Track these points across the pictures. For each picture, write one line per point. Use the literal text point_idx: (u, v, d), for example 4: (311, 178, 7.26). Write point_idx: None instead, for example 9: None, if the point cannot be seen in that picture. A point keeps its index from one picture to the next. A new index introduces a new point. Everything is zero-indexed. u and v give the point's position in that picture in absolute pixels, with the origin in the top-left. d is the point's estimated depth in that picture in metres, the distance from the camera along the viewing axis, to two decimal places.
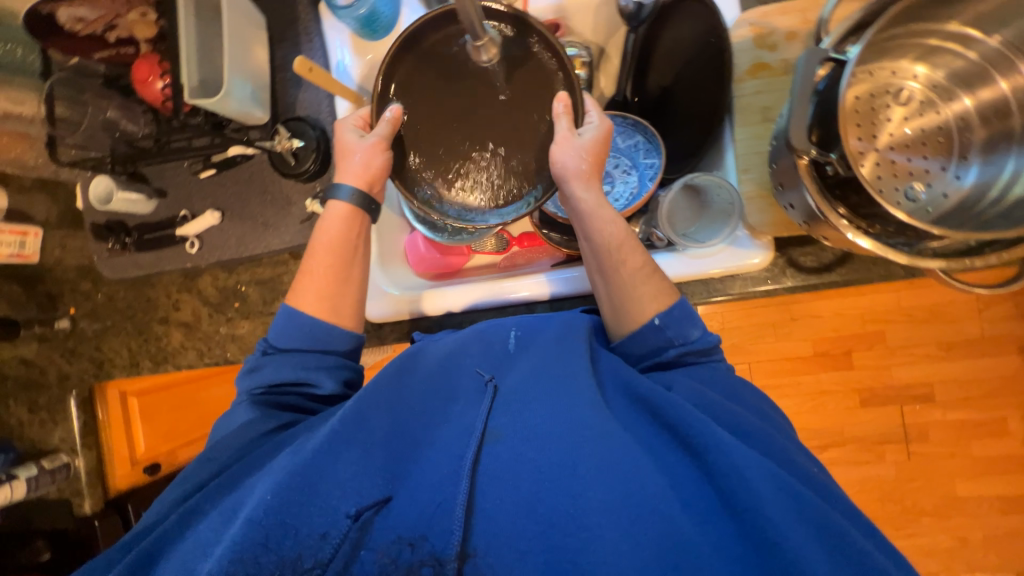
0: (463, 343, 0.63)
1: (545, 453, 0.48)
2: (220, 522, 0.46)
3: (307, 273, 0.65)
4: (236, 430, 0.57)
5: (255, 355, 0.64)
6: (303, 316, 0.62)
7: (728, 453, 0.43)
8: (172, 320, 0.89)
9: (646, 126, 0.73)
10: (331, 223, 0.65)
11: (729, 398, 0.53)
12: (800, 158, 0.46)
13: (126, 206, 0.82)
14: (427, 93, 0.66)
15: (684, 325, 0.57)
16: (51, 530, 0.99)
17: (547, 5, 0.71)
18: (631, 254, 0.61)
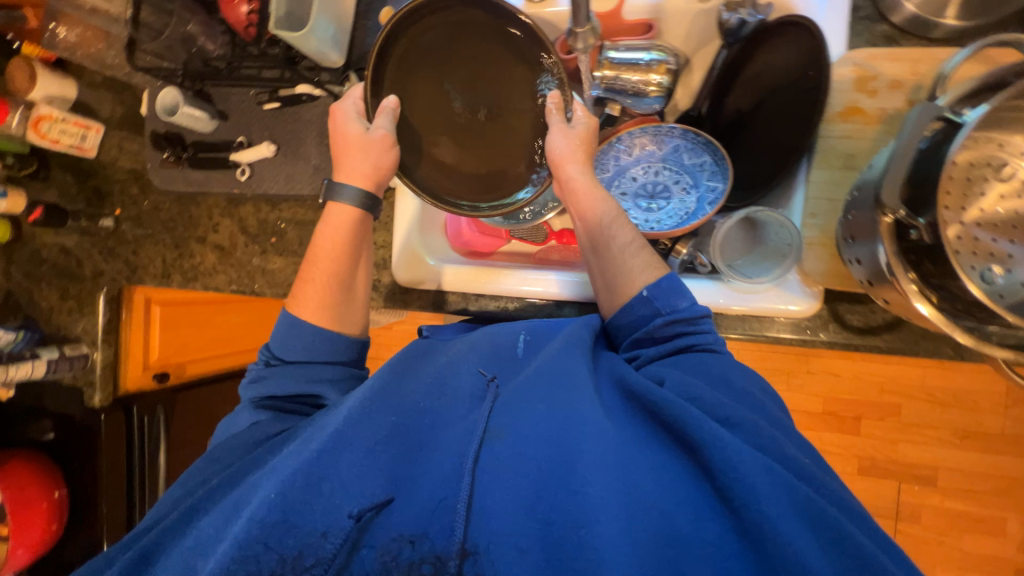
0: (472, 346, 0.65)
1: (539, 452, 0.48)
2: (222, 517, 0.49)
3: (312, 283, 0.68)
4: (241, 436, 0.62)
5: (260, 365, 0.69)
6: (306, 327, 0.66)
7: (720, 447, 0.43)
8: (209, 241, 0.91)
9: (717, 147, 0.69)
10: (337, 239, 0.68)
11: (725, 385, 0.53)
12: (884, 216, 0.44)
13: (188, 121, 0.84)
14: (420, 87, 0.68)
15: (673, 294, 0.60)
16: (59, 413, 1.04)
17: (643, 5, 0.68)
18: (619, 228, 0.65)
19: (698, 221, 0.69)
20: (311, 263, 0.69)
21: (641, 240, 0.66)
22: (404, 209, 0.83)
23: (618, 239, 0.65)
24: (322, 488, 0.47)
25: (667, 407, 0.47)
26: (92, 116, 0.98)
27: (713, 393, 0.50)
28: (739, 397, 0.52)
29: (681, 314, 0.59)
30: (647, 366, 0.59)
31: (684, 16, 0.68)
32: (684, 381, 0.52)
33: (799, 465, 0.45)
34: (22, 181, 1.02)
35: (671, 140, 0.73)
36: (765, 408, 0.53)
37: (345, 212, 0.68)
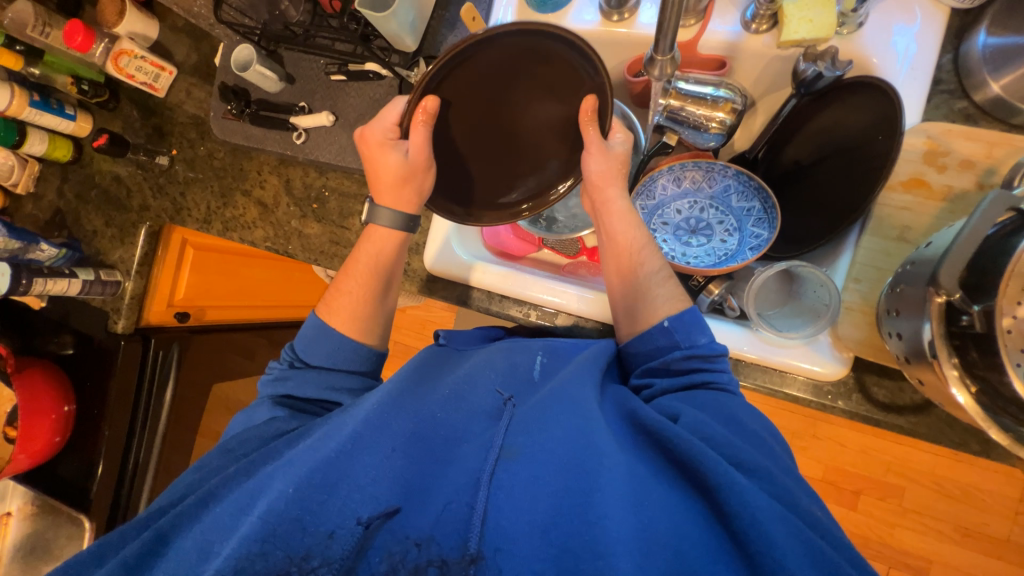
0: (489, 360, 0.66)
1: (552, 479, 0.48)
2: (236, 508, 0.50)
3: (345, 295, 0.72)
4: (258, 428, 0.64)
5: (283, 365, 0.72)
6: (334, 334, 0.70)
7: (736, 492, 0.44)
8: (254, 197, 0.93)
9: (768, 195, 0.69)
10: (375, 259, 0.72)
11: (739, 427, 0.53)
12: (936, 295, 0.43)
13: (257, 79, 0.87)
14: (466, 101, 0.65)
15: (693, 329, 0.60)
16: (81, 331, 1.08)
17: (720, 41, 0.68)
18: (647, 256, 0.66)
19: (737, 266, 0.68)
20: (346, 275, 0.73)
21: (666, 271, 0.66)
22: None
23: (645, 266, 0.66)
24: (339, 487, 0.49)
25: (682, 449, 0.48)
26: (168, 58, 1.02)
27: (727, 434, 0.50)
28: (752, 437, 0.52)
29: (700, 348, 0.59)
30: (658, 398, 0.59)
31: (761, 58, 0.68)
32: (698, 418, 0.52)
33: (809, 514, 0.45)
34: (93, 108, 1.07)
35: (722, 179, 0.73)
36: (777, 453, 0.53)
37: (384, 234, 0.72)
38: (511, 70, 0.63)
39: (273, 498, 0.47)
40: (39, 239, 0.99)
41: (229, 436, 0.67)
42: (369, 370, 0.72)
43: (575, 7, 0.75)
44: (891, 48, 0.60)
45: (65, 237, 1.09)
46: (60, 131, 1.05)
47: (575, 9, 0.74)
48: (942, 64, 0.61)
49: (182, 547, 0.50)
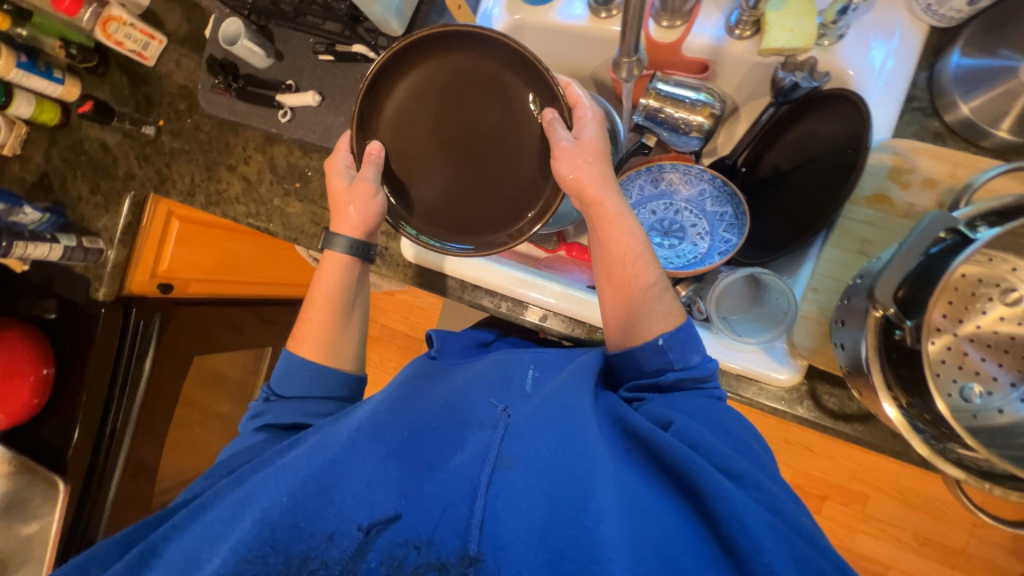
0: (483, 377, 0.70)
1: (549, 486, 0.50)
2: (230, 514, 0.53)
3: (306, 330, 0.75)
4: (251, 446, 0.69)
5: (260, 400, 0.76)
6: (302, 362, 0.73)
7: (723, 494, 0.47)
8: (238, 172, 0.94)
9: (740, 200, 0.70)
10: (331, 289, 0.75)
11: (729, 438, 0.56)
12: (874, 309, 0.44)
13: (246, 54, 0.86)
14: (418, 116, 0.71)
15: (688, 348, 0.61)
16: (64, 297, 1.09)
17: (703, 45, 0.68)
18: (645, 266, 0.65)
19: (702, 269, 0.70)
20: (309, 308, 0.76)
21: (662, 281, 0.66)
22: None
23: (641, 278, 0.65)
24: (337, 495, 0.50)
25: (671, 457, 0.51)
26: (159, 26, 1.01)
27: (716, 442, 0.53)
28: (738, 446, 0.55)
29: (693, 361, 0.61)
30: (648, 406, 0.61)
31: (743, 64, 0.68)
32: (691, 426, 0.55)
33: (794, 518, 0.48)
34: (81, 72, 1.07)
35: (698, 183, 0.74)
36: (761, 461, 0.55)
37: (335, 260, 0.75)
38: (451, 83, 0.70)
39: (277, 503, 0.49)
40: (22, 201, 0.99)
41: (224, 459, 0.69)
42: (347, 394, 0.76)
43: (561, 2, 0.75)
44: (866, 62, 0.61)
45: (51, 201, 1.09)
46: (47, 94, 1.04)
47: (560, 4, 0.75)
48: (916, 81, 0.62)
49: (184, 548, 0.52)
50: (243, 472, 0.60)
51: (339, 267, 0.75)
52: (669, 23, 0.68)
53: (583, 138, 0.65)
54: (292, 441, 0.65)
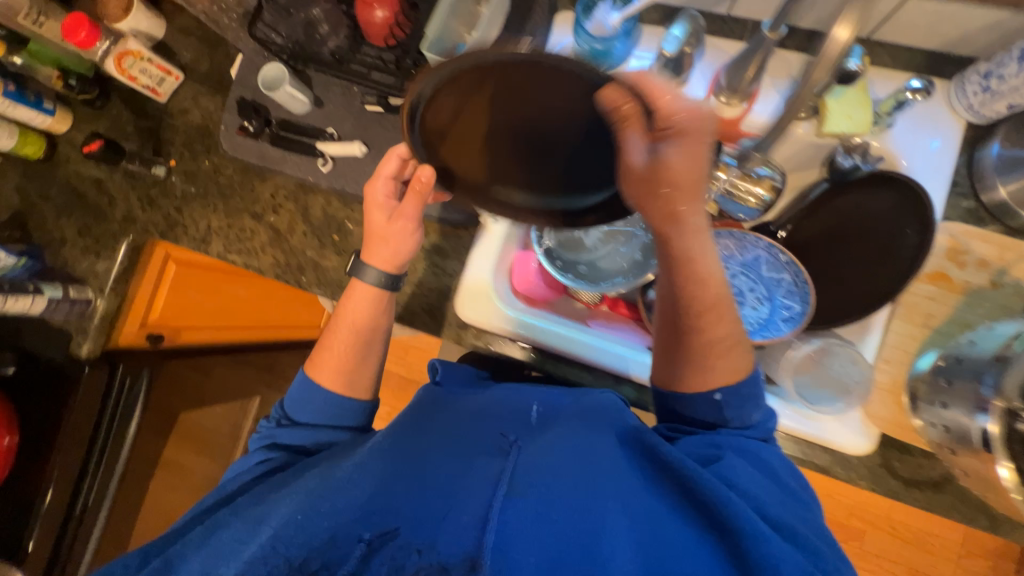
0: (499, 405, 0.63)
1: (568, 502, 0.47)
2: (242, 532, 0.50)
3: (331, 357, 0.71)
4: (256, 466, 0.66)
5: (271, 423, 0.71)
6: (321, 393, 0.69)
7: (762, 539, 0.45)
8: (265, 220, 0.87)
9: (800, 269, 0.72)
10: (361, 318, 0.71)
11: (767, 474, 0.53)
12: (993, 394, 0.53)
13: (286, 100, 0.82)
14: (457, 135, 0.53)
15: (749, 405, 0.57)
16: (32, 352, 0.94)
17: (761, 121, 0.73)
18: (725, 315, 0.56)
19: (773, 342, 0.69)
20: (335, 330, 0.72)
21: (738, 333, 0.58)
22: (484, 248, 0.80)
23: (709, 329, 0.56)
24: (333, 502, 0.50)
25: (704, 491, 0.48)
26: (174, 60, 0.95)
27: (755, 480, 0.52)
28: (779, 483, 0.53)
29: (743, 413, 0.57)
30: (686, 439, 0.58)
31: (798, 143, 0.73)
32: (737, 466, 0.53)
33: (828, 563, 0.47)
34: (75, 103, 0.97)
35: (753, 249, 0.75)
36: (805, 503, 0.53)
37: (365, 290, 0.71)
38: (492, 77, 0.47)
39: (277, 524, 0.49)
40: None
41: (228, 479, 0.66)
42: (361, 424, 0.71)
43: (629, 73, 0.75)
44: (914, 150, 0.67)
45: (24, 242, 0.96)
46: (32, 125, 0.93)
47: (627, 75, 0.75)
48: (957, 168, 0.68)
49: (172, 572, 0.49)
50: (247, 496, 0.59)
51: (371, 299, 0.70)
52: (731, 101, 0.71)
53: (686, 158, 0.50)
54: (294, 472, 0.61)
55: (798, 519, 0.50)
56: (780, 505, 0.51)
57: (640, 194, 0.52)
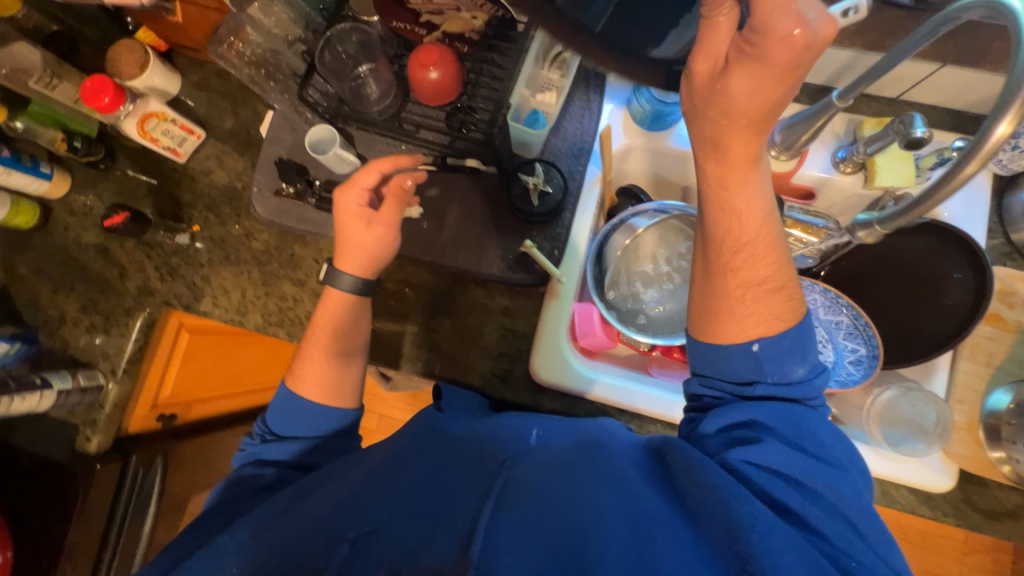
0: (515, 423, 0.58)
1: (563, 510, 0.46)
2: (240, 540, 0.52)
3: (309, 372, 0.68)
4: (243, 481, 0.64)
5: (255, 440, 0.69)
6: (306, 404, 0.67)
7: (762, 518, 0.43)
8: (309, 286, 0.81)
9: (858, 313, 0.74)
10: (337, 326, 0.70)
11: (798, 453, 0.48)
12: None
13: (334, 162, 0.78)
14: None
15: (791, 359, 0.51)
16: (29, 451, 0.82)
17: (811, 176, 0.77)
18: (766, 256, 0.53)
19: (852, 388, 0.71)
20: (312, 344, 0.70)
21: (786, 280, 0.53)
22: (553, 313, 0.76)
23: (744, 270, 0.52)
24: (320, 510, 0.51)
25: (705, 487, 0.46)
26: (191, 116, 0.88)
27: (782, 461, 0.48)
28: (814, 460, 0.48)
29: (773, 376, 0.51)
30: (718, 410, 0.53)
31: (845, 193, 0.77)
32: (773, 451, 0.48)
33: (851, 546, 0.44)
34: (74, 164, 0.87)
35: (810, 294, 0.78)
36: (847, 478, 0.48)
37: (336, 300, 0.70)
38: None
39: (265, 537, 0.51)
40: None
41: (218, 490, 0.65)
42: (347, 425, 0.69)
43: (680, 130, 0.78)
44: (953, 202, 0.73)
45: (12, 323, 0.84)
46: (24, 193, 0.83)
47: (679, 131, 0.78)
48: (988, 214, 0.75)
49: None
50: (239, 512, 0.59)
51: (343, 301, 0.69)
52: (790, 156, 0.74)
53: (756, 82, 0.44)
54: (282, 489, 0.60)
55: (828, 498, 0.46)
56: (798, 484, 0.47)
57: (699, 95, 0.45)
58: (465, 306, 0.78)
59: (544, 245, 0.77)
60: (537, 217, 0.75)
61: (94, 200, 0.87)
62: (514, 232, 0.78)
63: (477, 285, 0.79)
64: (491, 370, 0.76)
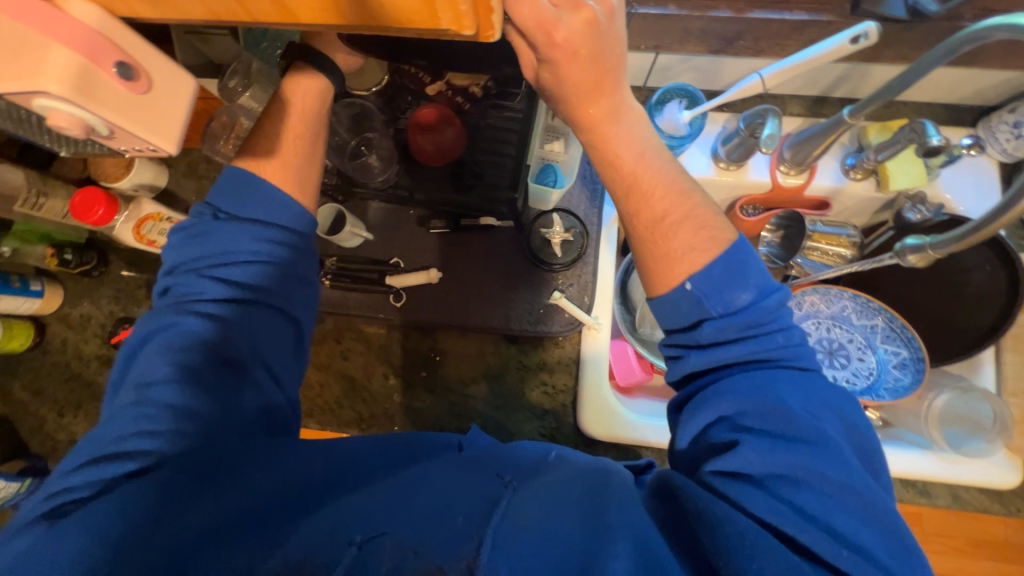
0: (511, 452, 0.51)
1: (564, 535, 0.38)
2: (225, 475, 0.43)
3: (275, 153, 0.53)
4: (158, 356, 0.48)
5: (203, 216, 0.52)
6: (258, 185, 0.51)
7: (739, 544, 0.36)
8: (334, 369, 0.77)
9: (894, 315, 0.74)
10: (310, 119, 0.55)
11: (779, 439, 0.40)
12: None
13: (345, 238, 0.75)
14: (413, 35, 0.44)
15: (730, 283, 0.45)
16: None
17: (825, 186, 0.76)
18: (657, 187, 0.49)
19: (904, 396, 0.71)
20: (277, 134, 0.54)
21: (697, 213, 0.48)
22: (591, 359, 0.74)
23: (647, 207, 0.49)
24: (318, 516, 0.41)
25: (697, 515, 0.39)
26: (181, 207, 0.83)
27: (766, 456, 0.39)
28: (794, 441, 0.40)
29: (725, 323, 0.45)
30: (692, 413, 0.45)
31: (858, 198, 0.77)
32: (756, 449, 0.40)
33: (856, 543, 0.36)
34: (62, 274, 0.82)
35: (839, 301, 0.77)
36: (836, 447, 0.40)
37: (313, 84, 0.55)
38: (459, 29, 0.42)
39: (250, 508, 0.41)
40: None
41: (131, 356, 0.50)
42: (303, 235, 0.54)
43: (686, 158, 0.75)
44: (965, 194, 0.73)
45: (17, 456, 0.78)
46: (15, 314, 0.78)
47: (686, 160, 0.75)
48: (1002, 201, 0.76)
49: (133, 519, 0.40)
50: (178, 404, 0.46)
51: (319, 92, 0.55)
52: (801, 172, 0.74)
53: (558, 76, 0.46)
54: (232, 408, 0.48)
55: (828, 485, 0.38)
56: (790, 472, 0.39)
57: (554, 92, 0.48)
58: (500, 364, 0.76)
59: (568, 290, 0.76)
60: (560, 265, 0.74)
61: (90, 310, 0.82)
62: (541, 285, 0.76)
63: (508, 342, 0.77)
64: (538, 431, 0.74)
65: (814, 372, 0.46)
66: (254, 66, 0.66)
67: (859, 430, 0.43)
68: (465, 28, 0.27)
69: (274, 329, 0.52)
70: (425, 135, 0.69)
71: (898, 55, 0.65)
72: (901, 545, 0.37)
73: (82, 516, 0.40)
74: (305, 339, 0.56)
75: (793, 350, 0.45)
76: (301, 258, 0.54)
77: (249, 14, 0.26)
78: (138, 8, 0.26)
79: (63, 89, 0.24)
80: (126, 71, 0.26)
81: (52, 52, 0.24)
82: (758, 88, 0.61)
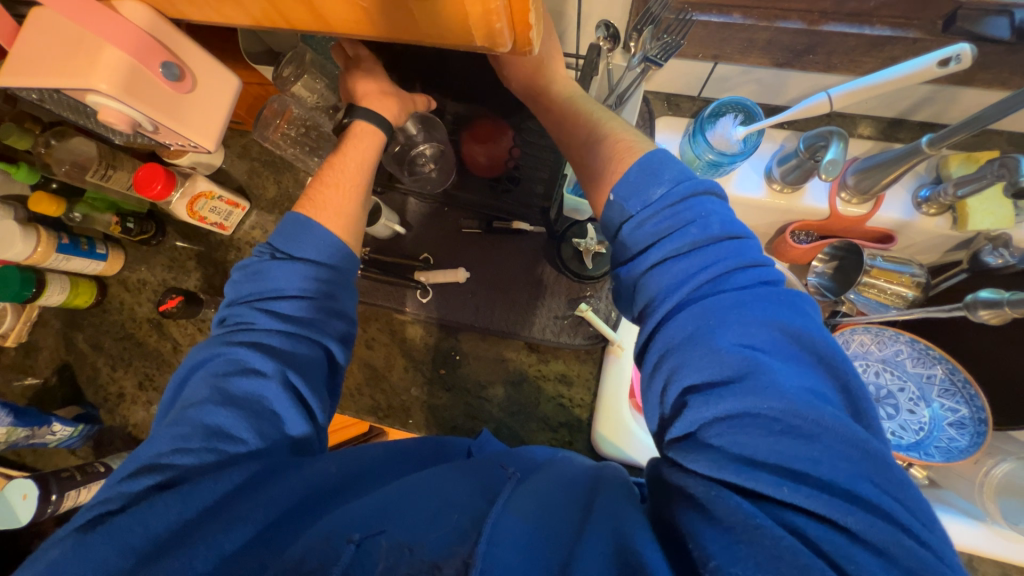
0: (514, 450, 0.53)
1: (560, 529, 0.40)
2: (251, 486, 0.45)
3: (338, 178, 0.60)
4: (203, 383, 0.50)
5: (261, 256, 0.56)
6: (317, 228, 0.56)
7: (694, 510, 0.36)
8: (357, 357, 0.79)
9: (956, 367, 0.67)
10: (366, 168, 0.61)
11: (720, 386, 0.38)
12: None
13: (379, 230, 0.76)
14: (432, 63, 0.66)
15: (645, 184, 0.46)
16: None
17: (891, 218, 0.68)
18: (587, 116, 0.55)
19: (957, 459, 0.65)
20: (325, 187, 0.60)
21: (621, 134, 0.52)
22: (614, 377, 0.71)
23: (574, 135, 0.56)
24: (331, 515, 0.43)
25: (672, 503, 0.39)
26: (232, 185, 0.87)
27: (707, 408, 0.38)
28: (731, 382, 0.38)
29: (643, 219, 0.46)
30: (647, 381, 0.44)
31: (928, 234, 0.69)
32: (708, 399, 0.38)
33: (809, 472, 0.35)
34: (125, 240, 0.88)
35: (893, 344, 0.71)
36: (771, 371, 0.37)
37: (370, 141, 0.61)
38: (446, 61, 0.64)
39: (275, 517, 0.43)
40: (51, 417, 0.78)
41: (182, 379, 0.54)
42: (342, 269, 0.57)
43: (732, 181, 0.71)
44: None
45: (75, 402, 0.86)
46: (81, 273, 0.85)
47: (732, 182, 0.71)
48: None
49: (159, 534, 0.42)
50: (213, 424, 0.47)
51: (373, 148, 0.62)
52: (861, 202, 0.68)
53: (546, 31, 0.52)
54: (266, 435, 0.48)
55: (770, 413, 0.36)
56: (745, 414, 0.37)
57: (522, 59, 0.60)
58: (521, 369, 0.76)
59: (593, 300, 0.74)
60: (590, 278, 0.72)
61: (146, 276, 0.88)
62: (568, 293, 0.75)
63: (530, 350, 0.76)
64: (551, 443, 0.72)
65: (750, 264, 0.43)
66: (308, 56, 0.67)
67: (806, 333, 0.40)
68: (500, 46, 0.26)
69: (308, 357, 0.53)
70: (481, 146, 0.69)
71: (994, 78, 0.58)
72: (868, 459, 0.35)
73: (111, 530, 0.42)
74: (340, 376, 0.58)
75: (718, 251, 0.43)
76: (341, 293, 0.57)
77: (287, 22, 0.27)
78: (186, 11, 0.27)
79: (111, 88, 0.26)
80: (171, 72, 0.28)
81: (105, 51, 0.25)
82: (825, 108, 0.56)
